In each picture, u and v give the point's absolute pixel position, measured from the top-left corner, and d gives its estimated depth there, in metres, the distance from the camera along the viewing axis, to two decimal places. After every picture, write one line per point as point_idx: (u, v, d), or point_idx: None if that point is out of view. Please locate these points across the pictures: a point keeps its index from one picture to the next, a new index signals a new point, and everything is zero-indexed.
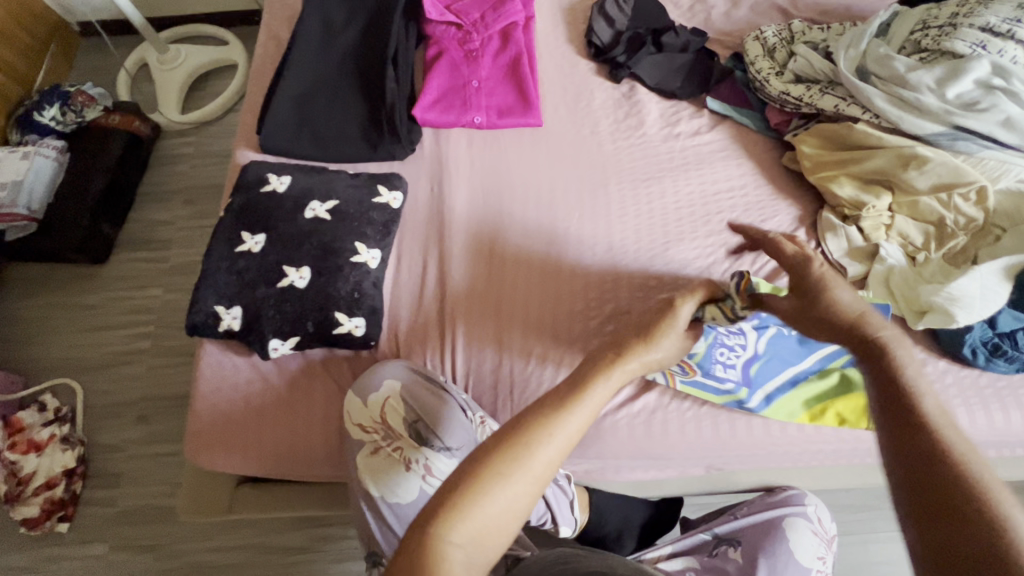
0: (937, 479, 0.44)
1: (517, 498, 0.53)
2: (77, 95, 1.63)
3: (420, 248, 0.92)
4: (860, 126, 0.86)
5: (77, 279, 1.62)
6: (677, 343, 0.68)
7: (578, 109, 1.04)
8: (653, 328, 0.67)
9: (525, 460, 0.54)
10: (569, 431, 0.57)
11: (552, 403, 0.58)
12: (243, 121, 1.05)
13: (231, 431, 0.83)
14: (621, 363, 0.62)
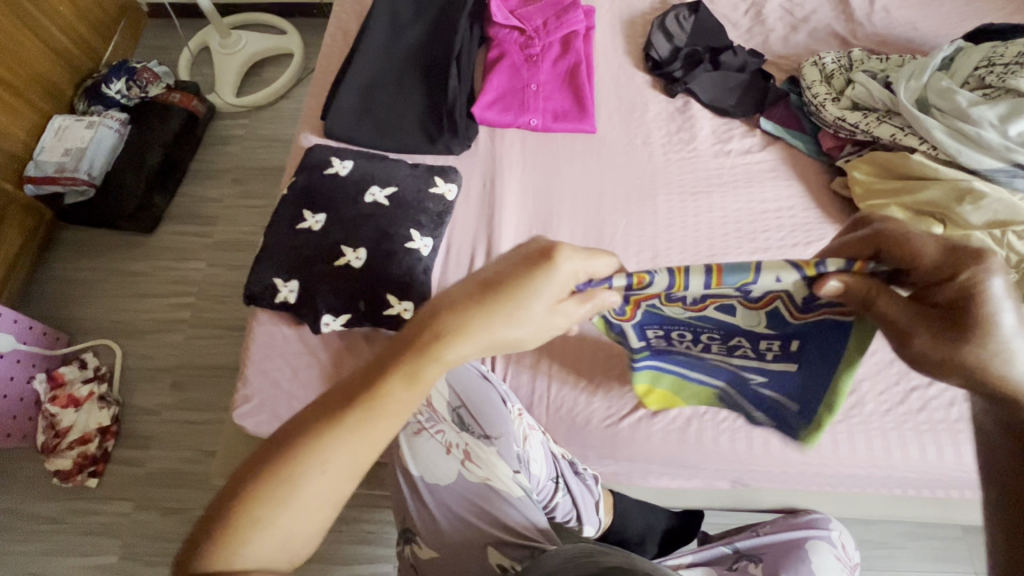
0: None
1: (292, 532, 0.44)
2: (143, 71, 1.71)
3: (470, 241, 0.95)
4: (916, 157, 0.87)
5: (126, 246, 1.68)
6: (545, 307, 0.49)
7: (631, 119, 1.06)
8: (507, 286, 0.48)
9: (288, 495, 0.44)
10: (351, 454, 0.45)
11: (326, 418, 0.45)
12: (308, 107, 1.09)
13: (273, 397, 0.84)
14: (445, 350, 0.47)
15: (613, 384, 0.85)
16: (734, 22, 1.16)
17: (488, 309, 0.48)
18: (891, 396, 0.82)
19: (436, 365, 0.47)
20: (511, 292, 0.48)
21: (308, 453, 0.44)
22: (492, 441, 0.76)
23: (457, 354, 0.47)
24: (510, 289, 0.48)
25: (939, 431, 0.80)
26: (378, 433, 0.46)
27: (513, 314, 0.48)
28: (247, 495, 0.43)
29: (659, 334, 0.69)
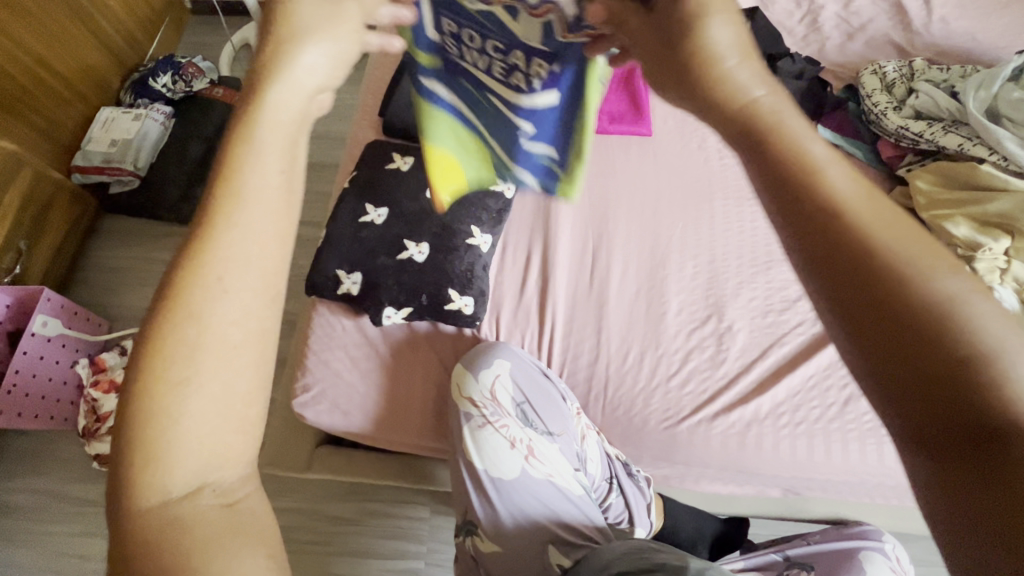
0: (949, 371, 0.31)
1: (228, 382, 0.36)
2: (189, 65, 1.76)
3: (527, 239, 0.95)
4: (985, 167, 0.86)
5: (166, 237, 1.71)
6: (341, 29, 0.42)
7: (687, 123, 1.06)
8: (277, 5, 0.42)
9: (190, 332, 0.36)
10: (243, 254, 0.37)
11: (188, 239, 0.37)
12: (363, 103, 1.11)
13: (336, 388, 0.85)
14: (262, 96, 0.39)
15: (671, 387, 0.84)
16: (789, 29, 1.16)
17: (281, 38, 0.41)
18: None
19: (272, 104, 0.40)
20: (291, 6, 0.42)
21: (192, 292, 0.36)
22: (554, 438, 0.77)
23: (280, 92, 0.40)
24: (282, 6, 0.41)
25: None
26: (259, 215, 0.38)
27: (317, 23, 0.41)
28: (145, 361, 0.35)
29: (451, 32, 0.53)
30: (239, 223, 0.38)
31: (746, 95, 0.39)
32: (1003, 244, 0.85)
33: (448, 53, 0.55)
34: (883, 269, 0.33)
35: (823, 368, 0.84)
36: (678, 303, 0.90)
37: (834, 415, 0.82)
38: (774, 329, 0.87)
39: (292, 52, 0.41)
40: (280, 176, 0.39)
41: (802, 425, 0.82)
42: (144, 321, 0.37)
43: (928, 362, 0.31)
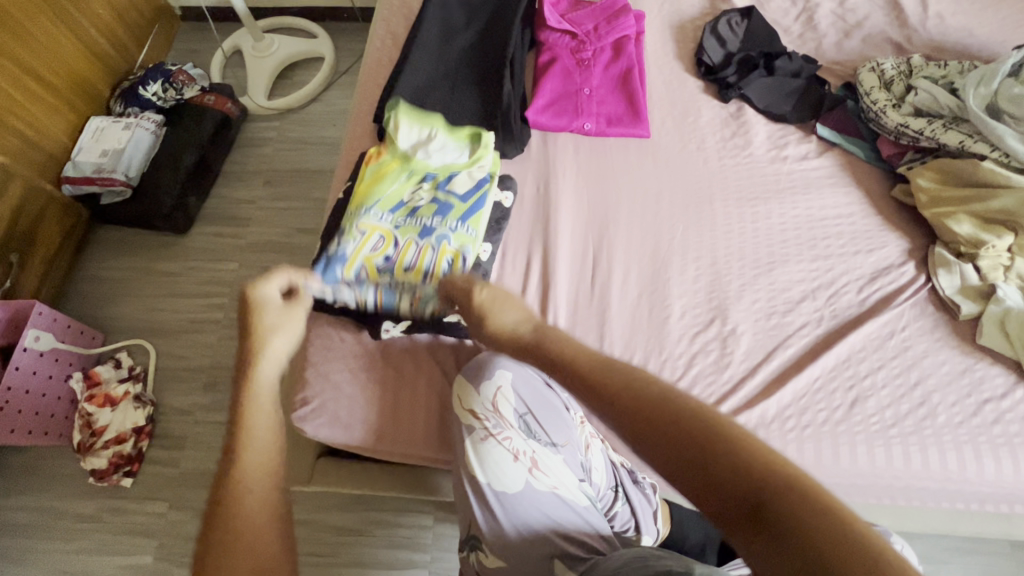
0: (692, 441, 0.48)
1: (261, 534, 0.55)
2: (178, 74, 1.73)
3: (526, 245, 0.94)
4: (987, 164, 0.85)
5: (160, 247, 1.69)
6: (289, 325, 0.69)
7: (684, 124, 1.05)
8: (248, 324, 0.68)
9: (234, 506, 0.55)
10: (259, 449, 0.59)
11: (225, 456, 0.58)
12: (358, 109, 1.10)
13: (335, 400, 0.84)
14: (255, 367, 0.64)
15: None
16: (786, 27, 1.15)
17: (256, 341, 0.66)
18: (964, 408, 0.80)
19: (266, 372, 0.64)
20: (259, 318, 0.68)
21: (232, 481, 0.56)
22: (558, 449, 0.76)
23: (267, 361, 0.65)
24: (252, 324, 0.67)
25: (1013, 445, 0.78)
26: (267, 426, 0.60)
27: (279, 323, 0.69)
28: (205, 540, 0.54)
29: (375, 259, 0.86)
30: (253, 436, 0.59)
31: (520, 330, 0.68)
32: (1005, 241, 0.84)
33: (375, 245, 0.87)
34: (626, 400, 0.52)
35: (829, 370, 0.83)
36: (680, 306, 0.89)
37: (841, 417, 0.80)
38: (778, 332, 0.86)
39: (267, 345, 0.66)
40: (274, 407, 0.62)
41: (809, 428, 0.80)
42: (201, 536, 0.54)
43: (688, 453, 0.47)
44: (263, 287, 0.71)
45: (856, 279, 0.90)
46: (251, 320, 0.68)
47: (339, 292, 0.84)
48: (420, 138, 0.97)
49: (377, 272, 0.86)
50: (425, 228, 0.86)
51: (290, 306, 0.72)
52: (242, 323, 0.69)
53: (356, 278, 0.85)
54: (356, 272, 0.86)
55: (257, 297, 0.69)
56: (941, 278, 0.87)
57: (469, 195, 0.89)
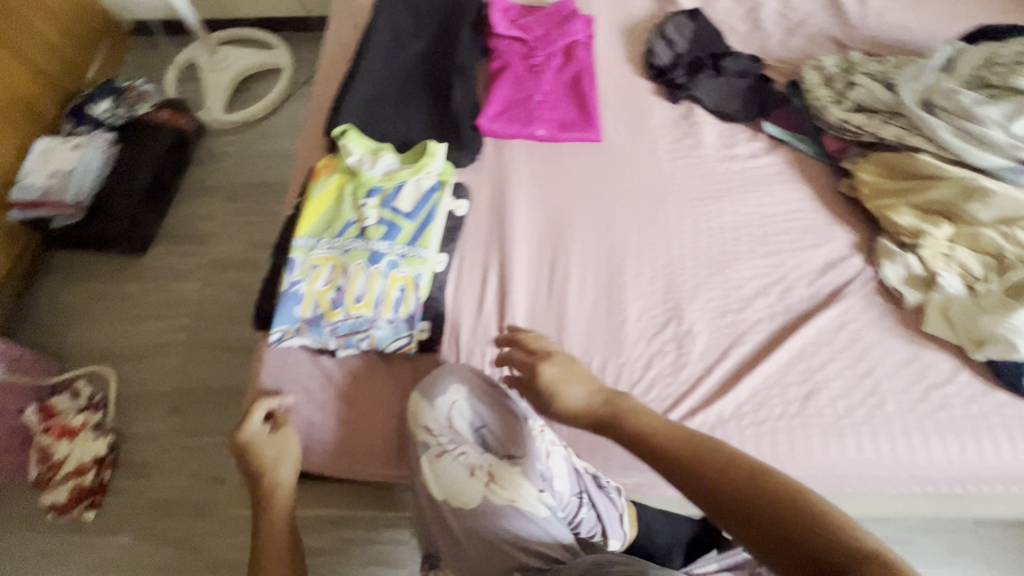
0: (769, 505, 0.45)
1: None
2: (128, 90, 1.70)
3: (482, 255, 0.93)
4: (923, 156, 0.88)
5: (118, 269, 1.64)
6: (290, 452, 0.78)
7: (636, 127, 1.06)
8: (252, 465, 0.75)
9: None
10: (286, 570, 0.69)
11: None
12: (309, 123, 1.08)
13: (305, 441, 0.85)
14: (269, 499, 0.73)
15: (635, 397, 0.83)
16: (732, 27, 1.17)
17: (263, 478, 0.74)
18: (912, 395, 0.82)
19: (280, 504, 0.74)
20: (259, 455, 0.75)
21: None
22: (515, 461, 0.76)
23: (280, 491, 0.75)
24: (254, 465, 0.74)
25: (960, 429, 0.80)
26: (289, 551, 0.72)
27: (280, 454, 0.77)
28: None
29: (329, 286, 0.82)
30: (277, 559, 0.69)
31: (582, 407, 0.60)
32: (944, 230, 0.86)
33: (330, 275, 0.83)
34: (699, 470, 0.49)
35: (783, 365, 0.84)
36: (637, 309, 0.89)
37: (796, 411, 0.82)
38: (733, 330, 0.87)
39: (274, 480, 0.74)
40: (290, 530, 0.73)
41: (766, 424, 0.81)
42: None
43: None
44: (254, 424, 0.77)
45: (807, 273, 0.92)
46: (252, 459, 0.75)
47: (296, 339, 0.82)
48: (364, 161, 0.93)
49: (331, 307, 0.81)
50: (374, 252, 0.83)
51: (278, 436, 0.78)
52: (241, 463, 0.76)
53: (312, 320, 0.81)
54: (313, 310, 0.82)
55: (248, 440, 0.75)
56: (887, 269, 0.89)
57: (416, 212, 0.88)
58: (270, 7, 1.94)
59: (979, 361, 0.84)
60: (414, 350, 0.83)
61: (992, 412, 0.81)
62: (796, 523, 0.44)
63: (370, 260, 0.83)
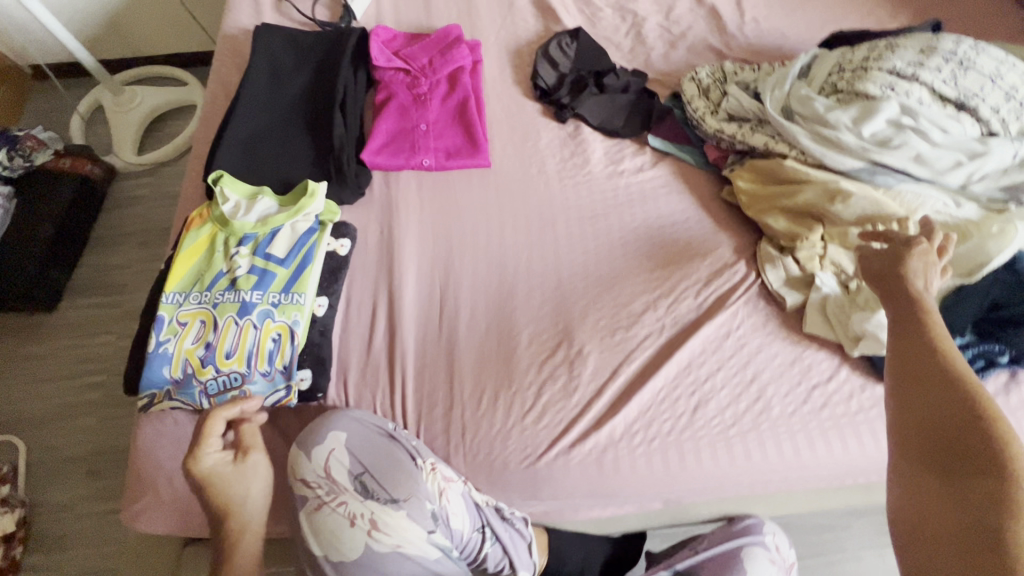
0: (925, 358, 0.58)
1: None
2: (26, 139, 1.54)
3: (370, 293, 0.91)
4: (788, 162, 0.90)
5: (24, 329, 1.52)
6: (256, 480, 0.73)
7: (525, 148, 1.06)
8: (213, 500, 0.70)
9: None
10: None
11: None
12: (190, 168, 1.04)
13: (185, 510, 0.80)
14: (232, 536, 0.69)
15: (530, 424, 0.83)
16: (617, 43, 1.19)
17: (224, 513, 0.69)
18: (795, 397, 0.84)
19: (242, 541, 0.69)
20: (221, 488, 0.70)
21: None
22: (400, 505, 0.76)
23: (245, 526, 0.70)
24: (213, 498, 0.69)
25: (842, 426, 0.82)
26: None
27: (244, 488, 0.71)
28: None
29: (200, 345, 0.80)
30: None
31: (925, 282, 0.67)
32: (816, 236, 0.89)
33: (199, 331, 0.80)
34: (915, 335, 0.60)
35: (672, 378, 0.85)
36: (528, 334, 0.89)
37: (685, 424, 0.83)
38: (622, 347, 0.88)
39: (234, 520, 0.70)
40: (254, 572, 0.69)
41: (656, 440, 0.82)
42: None
43: (937, 442, 0.54)
44: (212, 453, 0.71)
45: (695, 283, 0.92)
46: (214, 491, 0.69)
47: (167, 402, 0.79)
48: (239, 208, 0.90)
49: (200, 366, 0.78)
50: (245, 303, 0.81)
51: (240, 464, 0.72)
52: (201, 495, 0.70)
53: (182, 379, 0.78)
54: (183, 369, 0.78)
55: (206, 472, 0.69)
56: (768, 273, 0.91)
57: (290, 257, 0.86)
58: (174, 43, 1.82)
59: (857, 357, 0.86)
60: (293, 403, 0.81)
61: (872, 405, 0.83)
62: (930, 373, 0.57)
63: (240, 311, 0.80)
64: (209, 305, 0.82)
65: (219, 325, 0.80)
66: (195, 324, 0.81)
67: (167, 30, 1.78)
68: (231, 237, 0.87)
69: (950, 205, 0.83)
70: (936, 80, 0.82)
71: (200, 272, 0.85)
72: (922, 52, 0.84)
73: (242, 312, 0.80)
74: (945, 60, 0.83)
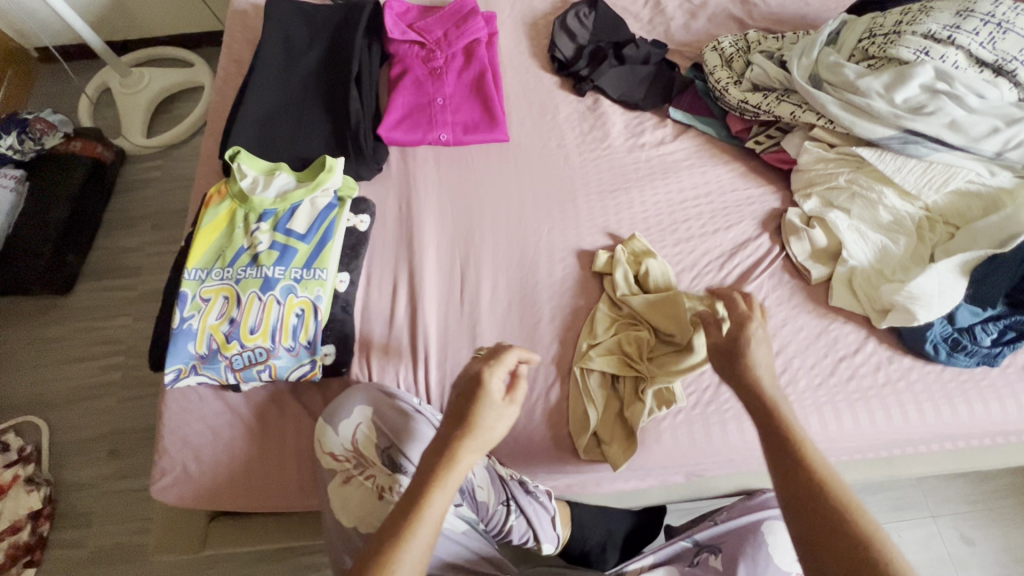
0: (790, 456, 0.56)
1: None
2: (35, 122, 1.52)
3: (391, 269, 0.90)
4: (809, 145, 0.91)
5: (41, 312, 1.53)
6: (495, 423, 0.62)
7: (543, 123, 1.05)
8: (467, 412, 0.61)
9: None
10: (417, 548, 0.55)
11: (390, 530, 0.56)
12: (205, 146, 1.02)
13: (214, 486, 0.80)
14: (450, 466, 0.59)
15: (552, 396, 0.83)
16: (635, 14, 1.15)
17: (463, 434, 0.60)
18: (821, 369, 0.83)
19: (454, 474, 0.59)
20: (477, 410, 0.61)
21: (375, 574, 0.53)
22: None
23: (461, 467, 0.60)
24: (469, 411, 0.61)
25: (869, 398, 0.82)
26: (429, 536, 0.56)
27: (491, 426, 0.61)
28: None
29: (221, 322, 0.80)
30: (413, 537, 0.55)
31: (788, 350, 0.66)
32: (839, 217, 0.87)
33: (221, 307, 0.80)
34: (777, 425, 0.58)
35: None
36: (551, 309, 0.89)
37: (710, 397, 0.83)
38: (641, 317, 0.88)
39: (461, 449, 0.60)
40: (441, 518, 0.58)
41: (681, 413, 0.82)
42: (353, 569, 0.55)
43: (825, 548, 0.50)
44: (500, 374, 0.64)
45: (716, 257, 0.91)
46: (474, 407, 0.61)
47: (193, 377, 0.79)
48: (258, 183, 0.89)
49: (225, 341, 0.78)
50: (267, 279, 0.81)
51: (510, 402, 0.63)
52: (456, 403, 0.63)
53: (207, 355, 0.78)
54: (207, 345, 0.78)
55: (488, 385, 0.62)
56: (794, 246, 0.89)
57: (311, 233, 0.85)
58: (180, 22, 1.80)
59: (885, 330, 0.85)
60: (318, 377, 0.81)
61: (900, 377, 0.82)
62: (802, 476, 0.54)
63: (262, 286, 0.80)
64: (230, 282, 0.81)
65: (241, 301, 0.80)
66: (216, 300, 0.81)
67: (172, 10, 1.75)
68: (251, 213, 0.86)
69: (983, 173, 0.81)
70: (973, 43, 0.79)
71: (221, 248, 0.85)
72: (958, 14, 0.81)
73: (264, 287, 0.80)
74: (982, 22, 0.80)
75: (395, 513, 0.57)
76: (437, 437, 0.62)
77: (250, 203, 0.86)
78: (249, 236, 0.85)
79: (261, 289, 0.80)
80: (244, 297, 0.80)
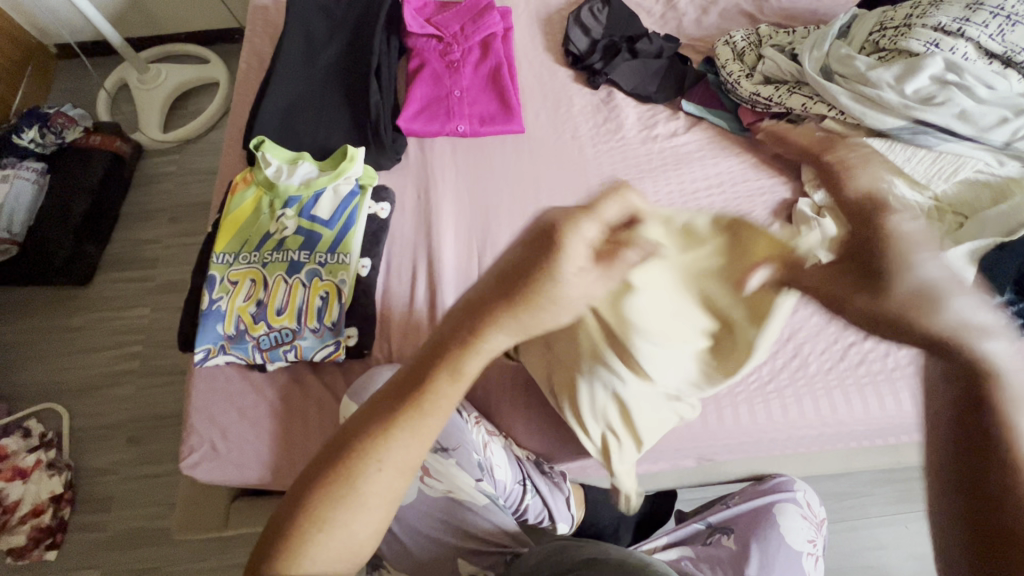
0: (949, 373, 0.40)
1: (357, 529, 0.44)
2: (56, 116, 1.55)
3: (410, 257, 0.93)
4: (820, 135, 0.93)
5: (62, 301, 1.56)
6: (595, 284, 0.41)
7: (558, 115, 1.07)
8: (524, 283, 0.41)
9: (358, 484, 0.43)
10: (407, 451, 0.44)
11: (382, 409, 0.45)
12: (228, 138, 1.05)
13: (239, 465, 0.82)
14: (478, 342, 0.42)
15: None
16: (647, 9, 1.17)
17: (507, 306, 0.41)
18: (832, 354, 0.85)
19: (473, 359, 0.43)
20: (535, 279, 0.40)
21: (355, 469, 0.43)
22: (448, 453, 0.78)
23: (497, 339, 0.43)
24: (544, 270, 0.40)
25: (878, 382, 0.84)
26: (437, 423, 0.45)
27: (561, 293, 0.41)
28: (314, 497, 0.44)
29: (247, 304, 0.83)
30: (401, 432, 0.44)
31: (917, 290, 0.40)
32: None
33: (248, 288, 0.84)
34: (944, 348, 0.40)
35: None
36: None
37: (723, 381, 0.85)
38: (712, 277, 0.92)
39: (492, 331, 0.42)
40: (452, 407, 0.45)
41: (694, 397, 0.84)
42: (319, 461, 0.45)
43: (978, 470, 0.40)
44: (637, 250, 0.42)
45: None
46: (538, 288, 0.40)
47: (222, 357, 0.81)
48: (282, 172, 0.91)
49: (253, 322, 0.82)
50: (294, 262, 0.84)
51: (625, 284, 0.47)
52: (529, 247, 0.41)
53: (235, 336, 0.81)
54: (235, 327, 0.82)
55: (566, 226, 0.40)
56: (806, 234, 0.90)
57: (335, 219, 0.88)
58: (196, 19, 1.83)
59: None
60: (342, 357, 0.83)
61: (908, 363, 0.84)
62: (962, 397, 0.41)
63: (291, 268, 0.84)
64: (258, 265, 0.85)
65: (270, 283, 0.84)
66: (243, 283, 0.84)
67: (190, 8, 1.78)
68: (276, 198, 0.89)
69: (992, 163, 0.84)
70: (982, 35, 0.81)
71: (248, 233, 0.88)
72: (969, 7, 0.83)
73: (292, 270, 0.84)
74: (992, 14, 0.81)
75: (396, 385, 0.46)
76: (482, 282, 0.43)
77: (276, 187, 0.89)
78: (275, 220, 0.88)
79: (290, 271, 0.84)
80: (272, 278, 0.84)
